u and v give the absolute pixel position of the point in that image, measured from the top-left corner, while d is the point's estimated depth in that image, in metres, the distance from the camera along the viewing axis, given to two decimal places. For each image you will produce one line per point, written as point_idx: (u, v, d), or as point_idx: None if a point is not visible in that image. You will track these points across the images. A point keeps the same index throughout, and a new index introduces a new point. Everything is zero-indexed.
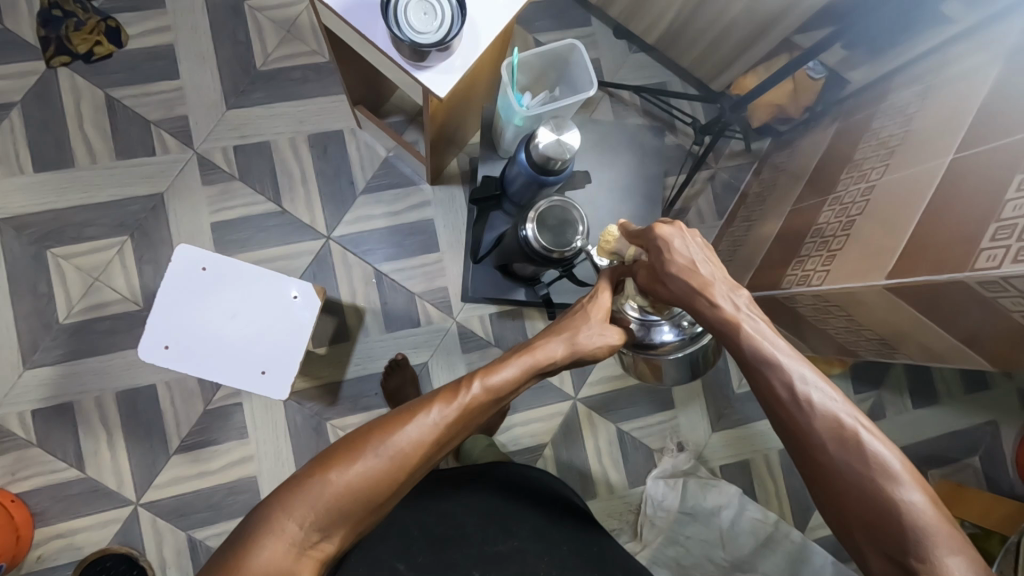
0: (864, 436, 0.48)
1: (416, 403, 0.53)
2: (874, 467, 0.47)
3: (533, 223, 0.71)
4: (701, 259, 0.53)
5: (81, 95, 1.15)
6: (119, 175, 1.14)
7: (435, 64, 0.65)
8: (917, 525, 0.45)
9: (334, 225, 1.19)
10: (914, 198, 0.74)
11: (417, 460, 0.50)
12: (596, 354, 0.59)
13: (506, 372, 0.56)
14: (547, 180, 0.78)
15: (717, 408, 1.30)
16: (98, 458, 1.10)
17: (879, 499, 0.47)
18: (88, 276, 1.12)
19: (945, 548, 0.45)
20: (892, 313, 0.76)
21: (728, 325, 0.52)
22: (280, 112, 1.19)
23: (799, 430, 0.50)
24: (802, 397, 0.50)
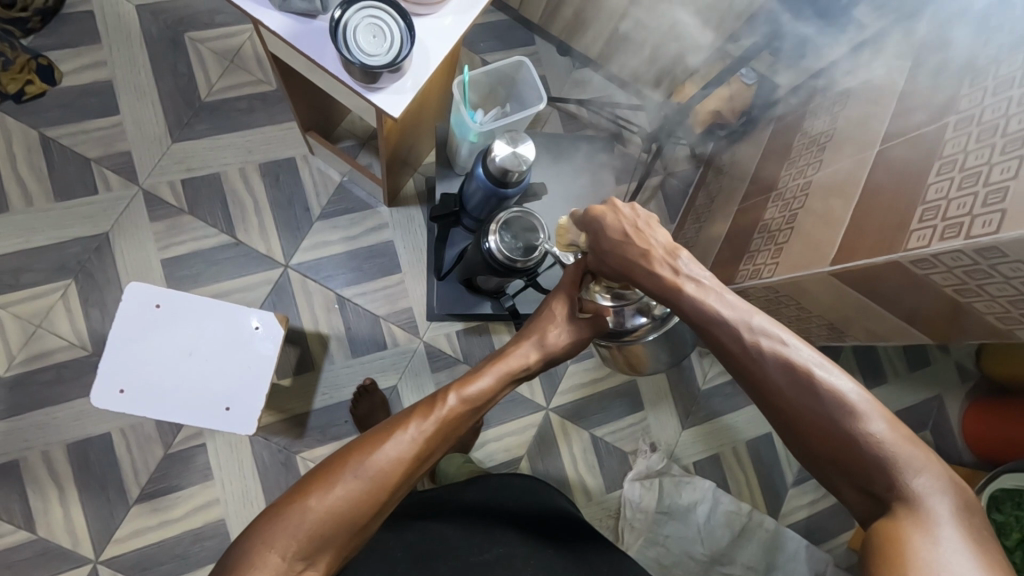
0: (818, 373, 0.50)
1: (393, 420, 0.53)
2: (832, 402, 0.49)
3: (496, 234, 0.72)
4: (640, 230, 0.57)
5: (13, 136, 1.10)
6: (59, 216, 1.09)
7: (387, 86, 0.66)
8: (879, 451, 0.47)
9: (292, 254, 1.18)
10: (850, 189, 0.79)
11: (400, 472, 0.50)
12: (568, 350, 0.62)
13: (482, 381, 0.57)
14: (505, 192, 0.79)
15: (685, 406, 1.34)
16: (50, 517, 1.03)
17: (841, 433, 0.49)
18: (29, 324, 1.06)
19: (911, 470, 0.46)
20: (836, 298, 0.81)
21: (670, 290, 0.54)
22: (228, 143, 1.17)
23: (758, 379, 0.52)
24: (753, 347, 0.52)
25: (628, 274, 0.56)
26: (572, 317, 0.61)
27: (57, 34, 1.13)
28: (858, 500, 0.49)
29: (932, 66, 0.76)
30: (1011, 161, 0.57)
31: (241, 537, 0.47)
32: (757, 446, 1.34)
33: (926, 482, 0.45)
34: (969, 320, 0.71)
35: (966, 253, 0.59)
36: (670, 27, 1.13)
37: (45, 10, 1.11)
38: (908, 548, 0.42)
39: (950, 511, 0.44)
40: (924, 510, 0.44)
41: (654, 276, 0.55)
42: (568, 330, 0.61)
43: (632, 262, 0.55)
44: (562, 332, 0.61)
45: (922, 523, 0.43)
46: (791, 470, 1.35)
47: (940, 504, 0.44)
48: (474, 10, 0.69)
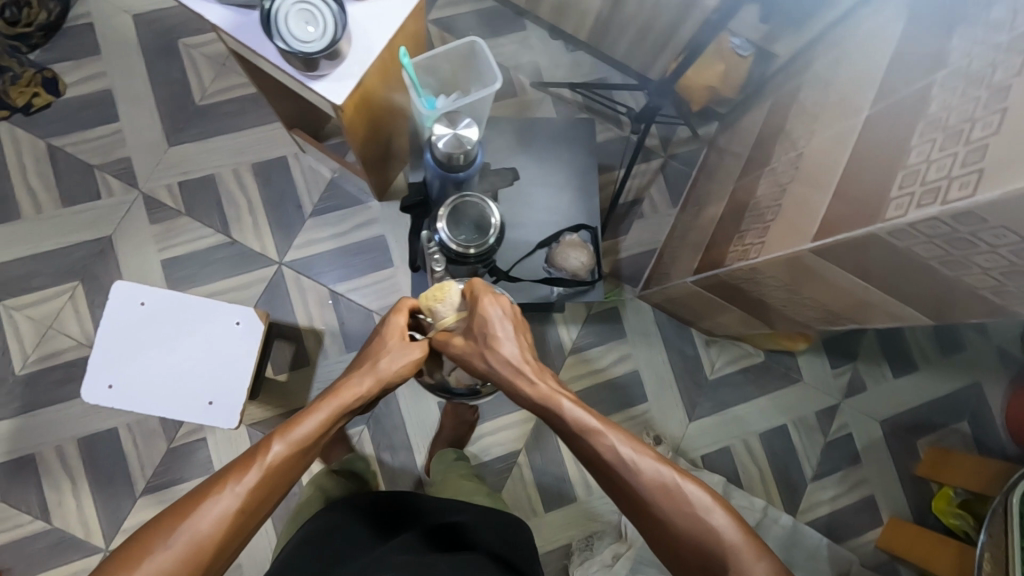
0: (682, 484, 0.65)
1: (214, 476, 0.61)
2: (681, 503, 0.65)
3: (443, 221, 0.77)
4: (509, 336, 0.70)
5: (22, 147, 1.15)
6: (65, 222, 1.14)
7: (329, 73, 0.65)
8: (724, 550, 0.62)
9: (285, 251, 1.19)
10: (836, 161, 0.73)
11: (239, 515, 0.59)
12: (400, 373, 0.70)
13: (314, 415, 0.65)
14: (456, 177, 0.79)
15: (691, 397, 1.29)
16: (64, 508, 1.08)
17: (699, 536, 0.63)
18: (41, 325, 1.11)
19: (751, 561, 0.61)
20: (824, 278, 0.75)
21: (544, 399, 0.69)
22: (221, 145, 1.20)
23: (625, 484, 0.66)
24: (618, 457, 0.66)
25: (511, 377, 0.70)
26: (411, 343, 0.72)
27: (60, 48, 1.18)
28: None
29: (925, 19, 0.69)
30: (994, 115, 0.51)
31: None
32: (770, 438, 1.30)
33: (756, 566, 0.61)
34: (965, 298, 0.64)
35: (943, 221, 0.53)
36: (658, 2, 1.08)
37: (47, 26, 1.16)
38: None
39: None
40: None
41: (523, 369, 0.70)
42: (399, 358, 0.70)
43: (510, 357, 0.69)
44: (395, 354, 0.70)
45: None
46: (808, 465, 1.31)
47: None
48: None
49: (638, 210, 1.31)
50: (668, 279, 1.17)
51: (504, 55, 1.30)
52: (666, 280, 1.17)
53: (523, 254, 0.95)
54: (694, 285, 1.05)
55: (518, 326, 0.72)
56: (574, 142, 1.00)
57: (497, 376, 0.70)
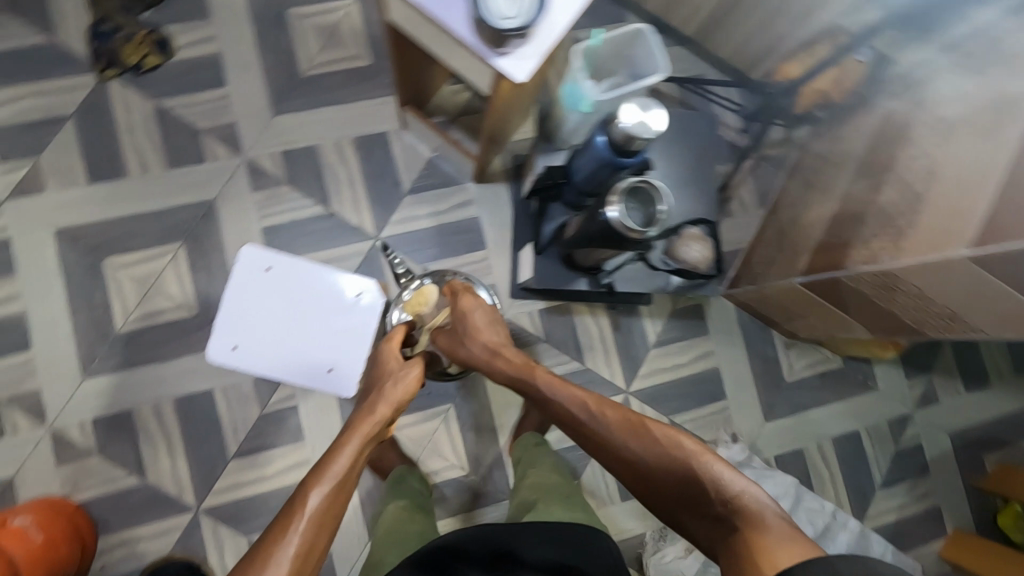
0: (649, 423, 0.76)
1: (274, 527, 0.67)
2: (667, 452, 0.72)
3: (619, 203, 0.68)
4: (484, 324, 0.95)
5: (131, 106, 1.15)
6: (170, 184, 1.15)
7: (513, 50, 0.65)
8: (711, 477, 0.68)
9: (382, 227, 1.20)
10: (991, 167, 0.74)
11: (300, 556, 0.65)
12: (407, 390, 0.86)
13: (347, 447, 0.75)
14: (622, 164, 0.77)
15: (768, 397, 1.30)
16: (158, 465, 1.10)
17: (678, 471, 0.70)
18: (143, 284, 1.12)
19: (738, 483, 0.66)
20: (968, 286, 0.78)
21: (522, 371, 0.87)
22: (324, 117, 1.20)
23: (603, 435, 0.78)
24: (593, 408, 0.79)
25: (490, 348, 0.92)
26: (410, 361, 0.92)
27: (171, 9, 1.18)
28: (704, 522, 0.68)
29: None
30: None
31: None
32: (842, 443, 1.31)
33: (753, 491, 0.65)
34: None
35: None
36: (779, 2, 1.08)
37: None
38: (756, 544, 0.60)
39: (775, 511, 0.63)
40: (751, 505, 0.64)
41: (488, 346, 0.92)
42: (396, 371, 0.89)
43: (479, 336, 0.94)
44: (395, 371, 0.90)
45: (763, 525, 0.62)
46: (878, 472, 1.32)
47: (762, 505, 0.64)
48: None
49: (727, 209, 1.32)
50: (762, 279, 1.18)
51: None
52: (760, 280, 1.18)
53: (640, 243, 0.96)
54: (800, 286, 1.06)
55: (492, 314, 0.98)
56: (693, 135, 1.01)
57: (477, 355, 0.93)
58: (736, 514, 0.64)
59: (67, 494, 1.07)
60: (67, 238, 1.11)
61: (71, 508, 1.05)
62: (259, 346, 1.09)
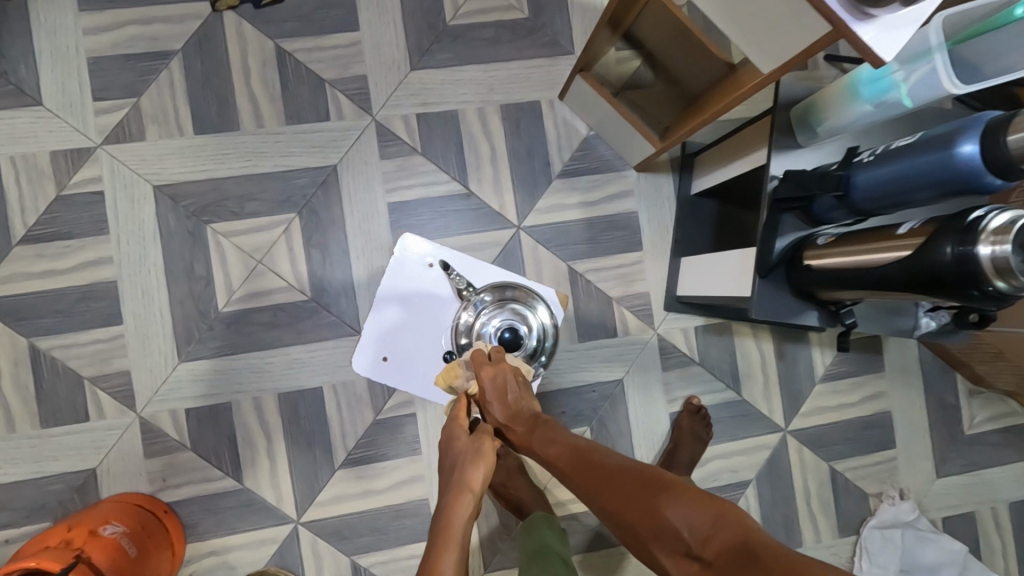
0: (609, 457, 0.60)
1: None
2: (655, 496, 0.54)
3: (1011, 250, 0.49)
4: (508, 384, 0.71)
5: (247, 45, 0.97)
6: (288, 142, 0.97)
7: (880, 16, 0.51)
8: (683, 507, 0.52)
9: (525, 214, 1.02)
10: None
11: None
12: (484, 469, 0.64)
13: (442, 542, 0.56)
14: (976, 181, 0.57)
15: (941, 449, 1.12)
16: (256, 468, 0.96)
17: (647, 508, 0.54)
18: (250, 259, 0.96)
19: (698, 510, 0.52)
20: None
21: (520, 422, 0.68)
22: (469, 78, 1.01)
23: (577, 474, 0.61)
24: (574, 446, 0.63)
25: (512, 411, 0.70)
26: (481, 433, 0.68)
27: None
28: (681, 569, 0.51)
29: None
30: None
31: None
32: (1018, 509, 1.14)
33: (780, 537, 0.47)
34: None
35: None
36: None
37: None
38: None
39: (784, 551, 0.46)
40: (743, 530, 0.49)
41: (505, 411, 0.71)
42: (468, 445, 0.66)
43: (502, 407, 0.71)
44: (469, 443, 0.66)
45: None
46: None
47: (765, 545, 0.48)
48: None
49: None
50: None
51: None
52: None
53: None
54: None
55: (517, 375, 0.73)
56: None
57: (502, 420, 0.70)
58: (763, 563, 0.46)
59: (154, 491, 0.94)
60: (167, 196, 0.95)
61: (159, 510, 0.91)
62: (416, 360, 0.93)
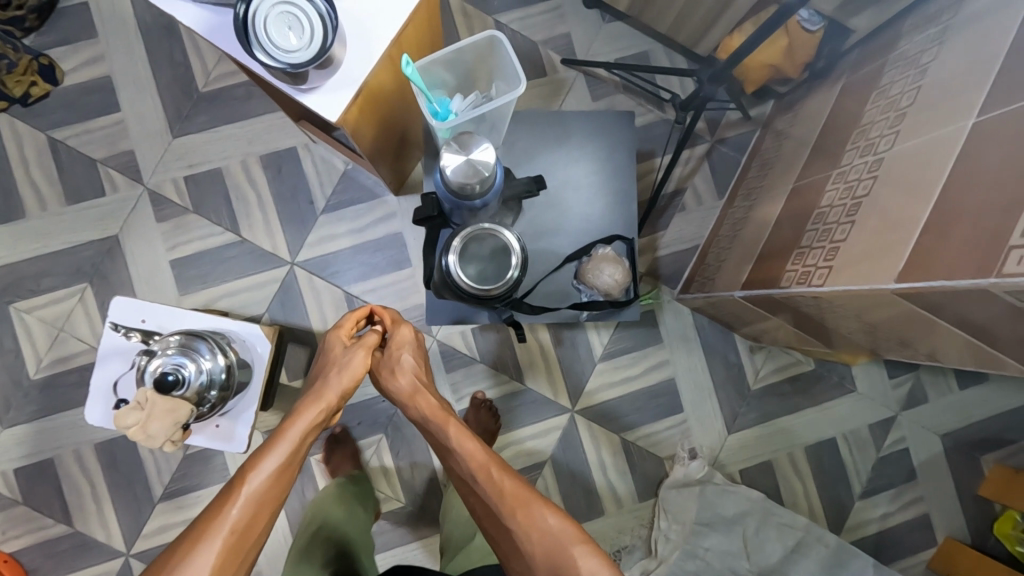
0: (498, 460, 0.69)
1: (174, 546, 0.55)
2: (528, 528, 0.63)
3: (455, 253, 0.74)
4: (413, 367, 0.77)
5: (23, 140, 1.09)
6: (72, 219, 1.09)
7: (319, 84, 0.58)
8: (548, 528, 0.62)
9: (298, 250, 1.12)
10: (942, 167, 0.60)
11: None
12: (346, 383, 0.72)
13: (274, 451, 0.62)
14: (469, 205, 0.75)
15: (731, 406, 1.19)
16: (85, 512, 1.08)
17: (513, 505, 0.64)
18: (52, 328, 1.08)
19: (557, 523, 0.62)
20: (899, 314, 0.66)
21: (425, 405, 0.75)
22: (227, 135, 1.11)
23: (461, 462, 0.69)
24: (459, 439, 0.71)
25: (411, 379, 0.77)
26: (349, 371, 0.74)
27: (56, 30, 1.10)
28: None
29: None
30: None
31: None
32: (816, 451, 1.20)
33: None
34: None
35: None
36: None
37: (40, 6, 1.07)
38: None
39: None
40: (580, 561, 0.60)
41: (418, 384, 0.76)
42: (341, 359, 0.75)
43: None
44: (349, 365, 0.74)
45: None
46: (857, 481, 1.21)
47: None
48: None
49: (680, 202, 1.19)
50: (710, 286, 1.05)
51: (532, 28, 1.16)
52: (709, 287, 1.05)
53: (550, 267, 0.85)
54: (742, 300, 0.93)
55: (416, 351, 0.80)
56: (614, 135, 0.87)
57: (399, 392, 0.77)
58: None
59: None
60: None
61: None
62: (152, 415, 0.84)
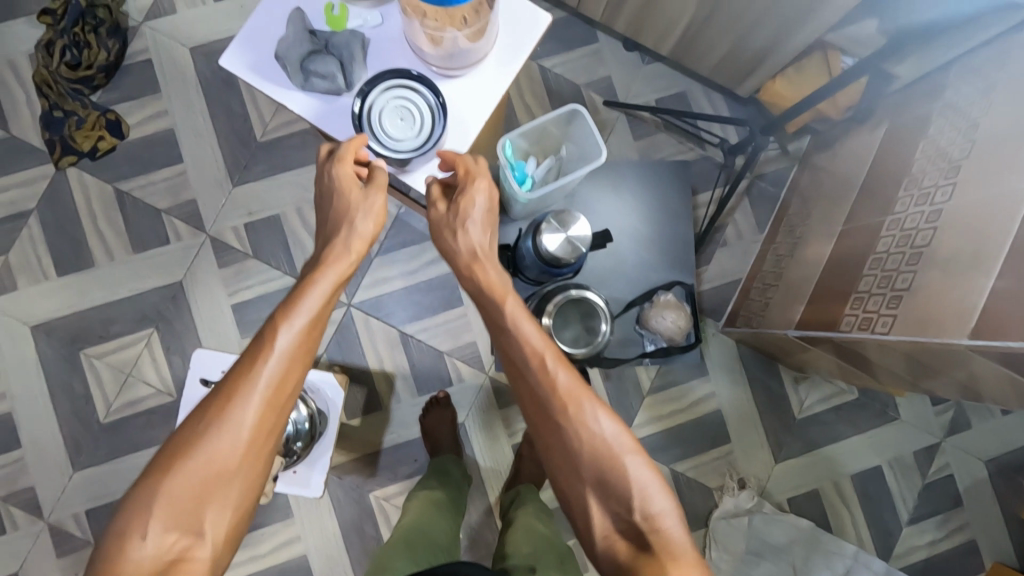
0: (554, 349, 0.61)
1: (206, 405, 0.53)
2: (573, 427, 0.57)
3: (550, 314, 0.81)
4: (481, 232, 0.67)
5: (91, 192, 1.13)
6: (138, 267, 1.13)
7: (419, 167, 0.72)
8: (600, 435, 0.57)
9: (353, 292, 1.16)
10: (1004, 229, 0.64)
11: (245, 448, 0.53)
12: (369, 222, 0.65)
13: (306, 306, 0.58)
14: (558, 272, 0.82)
15: (776, 436, 1.22)
16: None
17: (566, 395, 0.58)
18: (120, 373, 1.12)
19: (608, 427, 0.57)
20: (964, 364, 0.70)
21: (481, 263, 0.66)
22: (284, 183, 1.15)
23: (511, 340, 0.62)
24: (513, 322, 0.62)
25: (468, 240, 0.66)
26: (372, 209, 0.65)
27: (121, 87, 1.15)
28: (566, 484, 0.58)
29: None
30: None
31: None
32: (861, 479, 1.22)
33: (661, 505, 0.55)
34: None
35: None
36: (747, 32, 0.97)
37: (107, 66, 1.12)
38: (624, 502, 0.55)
39: (653, 506, 0.55)
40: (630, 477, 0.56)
41: (479, 253, 0.66)
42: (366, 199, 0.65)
43: (454, 427, 1.12)
44: (365, 200, 0.65)
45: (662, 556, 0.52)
46: (904, 507, 1.22)
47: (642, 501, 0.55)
48: (512, 65, 0.72)
49: (722, 236, 1.22)
50: (758, 322, 1.08)
51: (575, 71, 1.20)
52: (757, 323, 1.08)
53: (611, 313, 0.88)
54: (796, 338, 0.96)
55: (480, 212, 0.67)
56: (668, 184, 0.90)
57: (457, 253, 0.67)
58: (621, 519, 0.55)
59: None
60: (43, 332, 1.12)
61: None
62: None
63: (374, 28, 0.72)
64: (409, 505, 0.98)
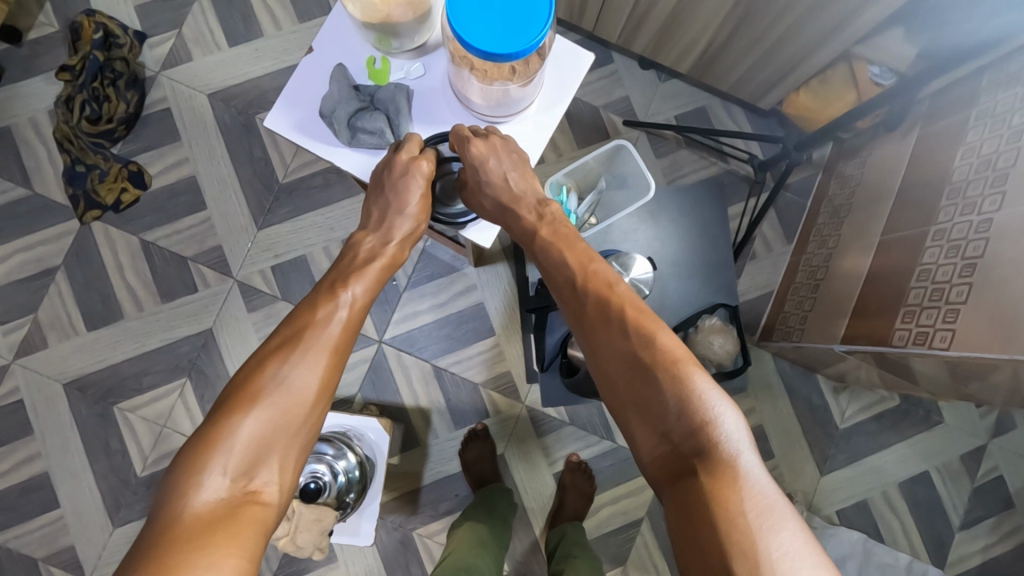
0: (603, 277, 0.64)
1: (276, 353, 0.56)
2: (616, 340, 0.58)
3: None
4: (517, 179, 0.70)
5: (116, 244, 1.13)
6: (167, 317, 1.12)
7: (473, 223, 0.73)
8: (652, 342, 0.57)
9: (384, 328, 1.15)
10: None
11: (307, 392, 0.55)
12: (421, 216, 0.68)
13: (366, 277, 0.63)
14: None
15: (820, 448, 1.20)
16: None
17: (615, 310, 0.60)
18: (155, 425, 1.11)
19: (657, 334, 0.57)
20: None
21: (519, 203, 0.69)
22: (308, 223, 1.14)
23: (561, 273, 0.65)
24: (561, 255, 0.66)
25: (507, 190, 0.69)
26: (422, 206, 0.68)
27: (142, 138, 1.15)
28: (623, 404, 0.57)
29: None
30: None
31: (135, 549, 0.47)
32: (909, 487, 1.20)
33: (719, 409, 0.52)
34: None
35: None
36: (768, 49, 0.96)
37: (127, 118, 1.12)
38: (682, 407, 0.53)
39: (712, 405, 0.52)
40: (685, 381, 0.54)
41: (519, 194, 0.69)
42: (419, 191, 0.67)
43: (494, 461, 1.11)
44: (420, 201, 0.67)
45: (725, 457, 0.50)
46: (956, 514, 1.19)
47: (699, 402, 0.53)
48: (555, 112, 0.74)
49: (750, 249, 1.21)
50: (798, 335, 1.07)
51: (592, 93, 1.19)
52: (796, 338, 1.07)
53: None
54: (842, 352, 0.95)
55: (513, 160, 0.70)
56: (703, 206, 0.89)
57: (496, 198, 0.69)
58: (676, 427, 0.52)
59: None
60: (77, 388, 1.11)
61: None
62: None
63: (416, 79, 0.74)
64: (452, 540, 0.97)
